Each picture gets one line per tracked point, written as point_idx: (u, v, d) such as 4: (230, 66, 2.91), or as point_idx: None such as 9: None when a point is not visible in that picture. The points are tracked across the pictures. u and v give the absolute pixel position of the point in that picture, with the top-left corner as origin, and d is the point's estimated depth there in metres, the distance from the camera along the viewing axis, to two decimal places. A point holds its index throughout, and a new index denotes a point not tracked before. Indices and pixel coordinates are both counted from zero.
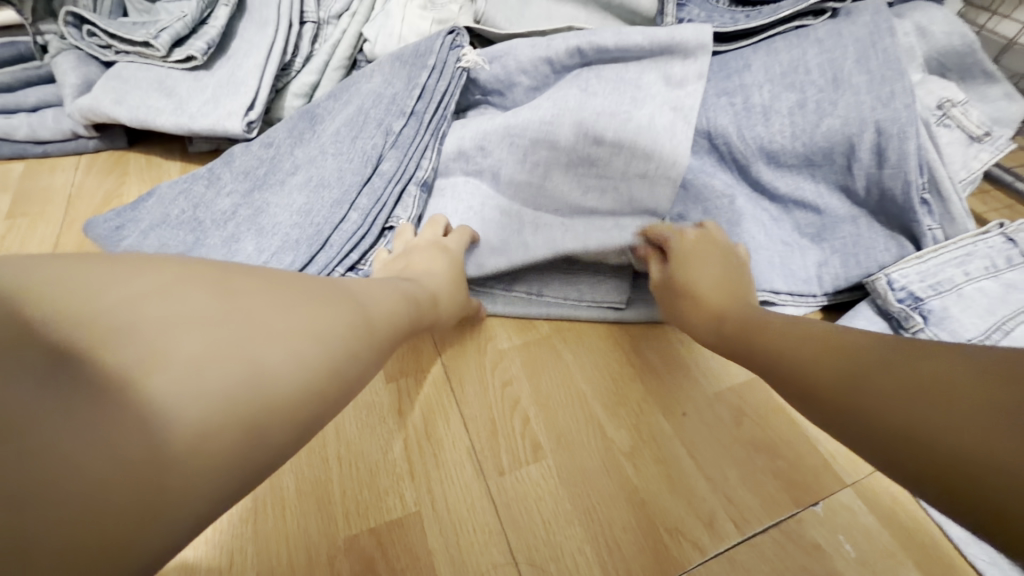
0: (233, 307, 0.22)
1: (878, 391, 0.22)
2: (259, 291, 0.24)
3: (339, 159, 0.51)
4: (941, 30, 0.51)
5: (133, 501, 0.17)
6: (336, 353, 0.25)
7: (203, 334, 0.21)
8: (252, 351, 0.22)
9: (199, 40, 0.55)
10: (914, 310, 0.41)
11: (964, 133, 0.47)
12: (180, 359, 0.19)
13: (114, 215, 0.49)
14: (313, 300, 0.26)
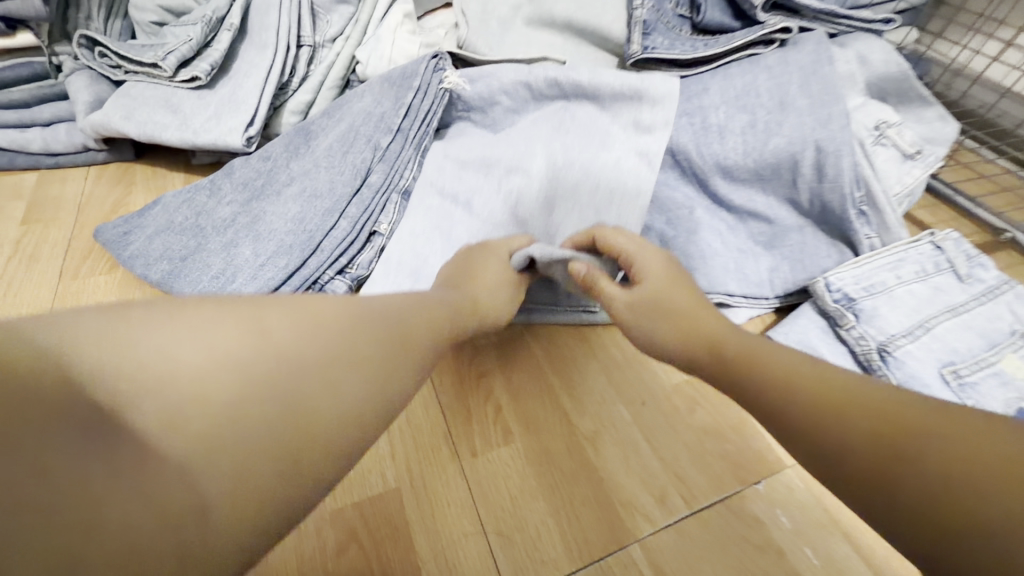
0: (258, 349, 0.25)
1: (920, 470, 0.23)
2: (292, 322, 0.27)
3: (331, 172, 0.55)
4: (880, 57, 0.56)
5: (171, 545, 0.20)
6: (356, 382, 0.28)
7: (230, 381, 0.24)
8: (274, 394, 0.24)
9: (203, 62, 0.59)
10: (847, 310, 0.45)
11: (897, 151, 0.52)
12: (209, 411, 0.23)
13: (121, 222, 0.53)
14: (343, 328, 0.29)
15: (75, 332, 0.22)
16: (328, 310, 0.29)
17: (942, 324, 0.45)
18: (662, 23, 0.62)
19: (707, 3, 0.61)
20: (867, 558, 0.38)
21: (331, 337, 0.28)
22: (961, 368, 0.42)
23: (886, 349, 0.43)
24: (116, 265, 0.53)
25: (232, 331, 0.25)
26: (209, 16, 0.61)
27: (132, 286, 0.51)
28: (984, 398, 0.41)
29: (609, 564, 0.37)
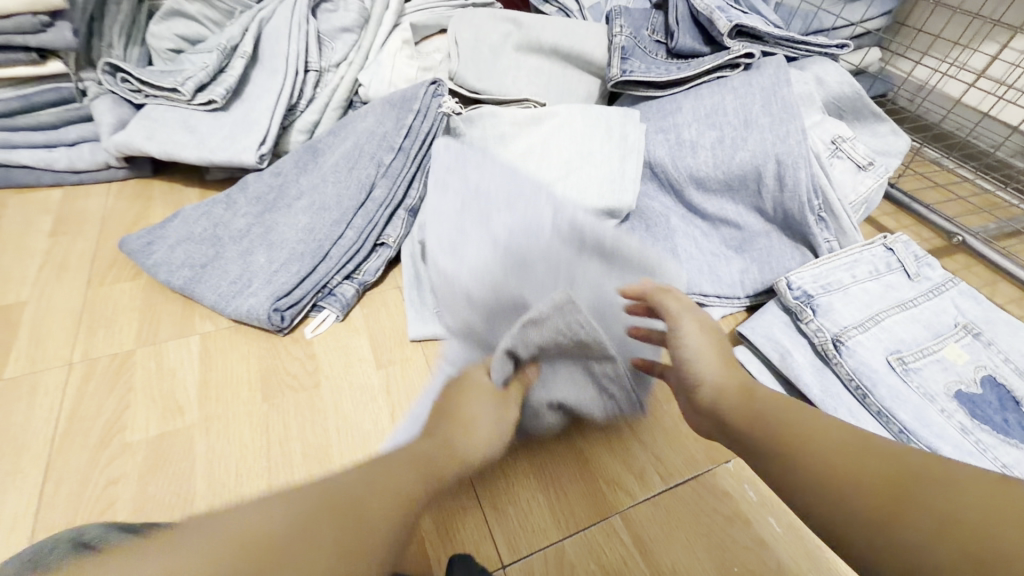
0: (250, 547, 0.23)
1: (932, 517, 0.26)
2: (278, 511, 0.25)
3: (338, 186, 0.60)
4: (834, 80, 0.62)
5: None
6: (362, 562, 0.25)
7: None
8: None
9: (219, 87, 0.65)
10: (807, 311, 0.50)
11: (852, 163, 0.58)
12: None
13: (145, 233, 0.57)
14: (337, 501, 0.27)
15: None
16: (323, 485, 0.28)
17: (891, 317, 0.50)
18: (639, 49, 0.68)
19: (679, 31, 0.67)
20: None
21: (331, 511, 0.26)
22: (907, 355, 0.47)
23: (841, 343, 0.48)
24: (140, 273, 0.57)
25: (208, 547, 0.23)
26: (223, 45, 0.66)
27: (155, 292, 0.55)
28: (927, 381, 0.46)
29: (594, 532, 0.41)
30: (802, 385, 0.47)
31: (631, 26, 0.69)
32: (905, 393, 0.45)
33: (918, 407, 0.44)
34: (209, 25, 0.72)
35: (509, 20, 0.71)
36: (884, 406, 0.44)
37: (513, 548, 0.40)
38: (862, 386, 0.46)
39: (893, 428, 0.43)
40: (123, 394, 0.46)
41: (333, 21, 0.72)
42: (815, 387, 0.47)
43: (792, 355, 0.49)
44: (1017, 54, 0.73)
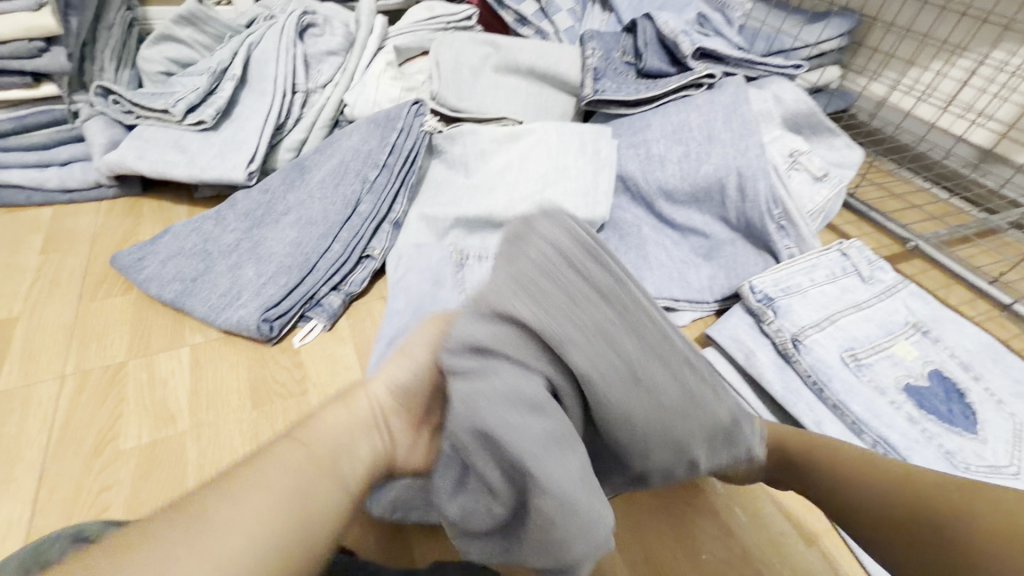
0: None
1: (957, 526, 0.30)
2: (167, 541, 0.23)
3: (324, 202, 0.63)
4: (791, 97, 0.67)
5: None
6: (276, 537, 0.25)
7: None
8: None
9: (209, 108, 0.67)
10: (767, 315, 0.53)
11: (808, 174, 0.62)
12: None
13: (136, 249, 0.59)
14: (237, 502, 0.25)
15: None
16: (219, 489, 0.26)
17: (846, 317, 0.53)
18: (610, 70, 0.72)
19: (648, 52, 0.71)
20: (789, 514, 0.44)
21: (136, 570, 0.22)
22: (860, 353, 0.51)
23: (797, 342, 0.51)
24: (130, 288, 0.59)
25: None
26: (213, 68, 0.69)
27: (145, 306, 0.57)
28: (878, 375, 0.49)
29: None
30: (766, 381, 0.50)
31: (603, 48, 0.73)
32: (857, 386, 0.48)
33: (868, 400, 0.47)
34: (199, 50, 0.75)
35: (488, 43, 0.75)
36: (837, 399, 0.48)
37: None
38: (819, 381, 0.49)
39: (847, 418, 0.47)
40: (116, 404, 0.48)
41: (320, 44, 0.75)
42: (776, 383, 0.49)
43: (755, 355, 0.52)
44: (964, 73, 0.78)
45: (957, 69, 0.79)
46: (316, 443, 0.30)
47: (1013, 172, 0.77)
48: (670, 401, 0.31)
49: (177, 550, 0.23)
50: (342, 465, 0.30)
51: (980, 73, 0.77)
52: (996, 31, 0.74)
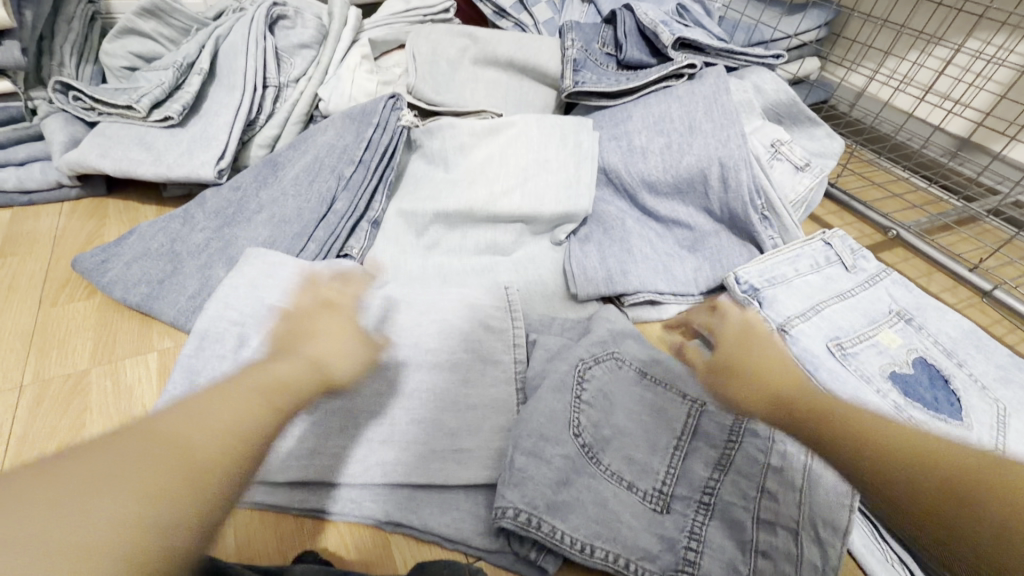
0: (162, 433, 0.29)
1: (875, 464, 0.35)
2: (190, 415, 0.31)
3: (298, 200, 0.61)
4: (772, 87, 0.66)
5: (193, 502, 0.27)
6: (254, 418, 0.33)
7: (159, 450, 0.28)
8: (195, 439, 0.29)
9: (175, 103, 0.64)
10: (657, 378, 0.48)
11: (790, 164, 0.62)
12: (164, 446, 0.28)
13: (99, 251, 0.56)
14: (230, 406, 0.33)
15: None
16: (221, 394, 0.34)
17: (831, 307, 0.53)
18: (591, 62, 0.71)
19: (628, 43, 0.70)
20: None
21: (96, 471, 0.26)
22: (845, 341, 0.50)
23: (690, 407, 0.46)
24: (94, 292, 0.56)
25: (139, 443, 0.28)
26: (179, 62, 0.66)
27: (109, 311, 0.54)
28: (863, 364, 0.49)
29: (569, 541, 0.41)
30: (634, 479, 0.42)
31: (583, 40, 0.72)
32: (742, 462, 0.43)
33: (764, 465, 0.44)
34: (165, 43, 0.72)
35: (465, 34, 0.73)
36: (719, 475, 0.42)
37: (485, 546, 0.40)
38: (675, 469, 0.42)
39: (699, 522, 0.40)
40: (78, 415, 0.45)
41: (292, 37, 0.73)
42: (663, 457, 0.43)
43: (668, 411, 0.46)
44: (940, 62, 0.79)
45: (935, 58, 0.80)
46: (252, 386, 0.35)
47: (989, 161, 0.76)
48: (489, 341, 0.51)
49: (174, 429, 0.30)
50: (290, 374, 0.38)
51: (956, 62, 0.77)
52: (971, 20, 0.75)
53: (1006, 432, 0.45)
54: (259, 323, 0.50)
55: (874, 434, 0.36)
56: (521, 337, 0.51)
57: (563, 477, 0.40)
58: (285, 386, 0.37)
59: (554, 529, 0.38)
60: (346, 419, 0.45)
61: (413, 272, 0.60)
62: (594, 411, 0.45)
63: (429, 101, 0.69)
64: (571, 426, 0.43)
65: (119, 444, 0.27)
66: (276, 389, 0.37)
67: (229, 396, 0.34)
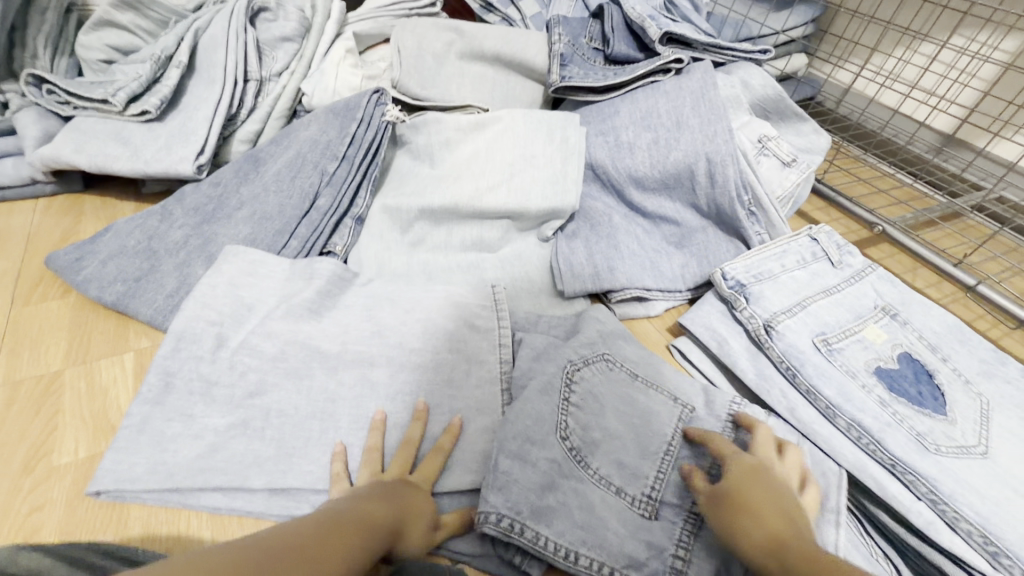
0: (286, 551, 0.27)
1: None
2: (307, 533, 0.29)
3: (280, 196, 0.59)
4: (759, 82, 0.66)
5: None
6: (352, 542, 0.31)
7: (286, 571, 0.26)
8: (311, 561, 0.27)
9: (153, 97, 0.63)
10: (647, 380, 0.48)
11: (777, 160, 0.62)
12: (288, 568, 0.26)
13: (74, 249, 0.55)
14: (332, 528, 0.31)
15: None
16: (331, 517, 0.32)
17: (817, 302, 0.53)
18: (578, 56, 0.70)
19: (615, 38, 0.70)
20: None
21: None
22: (831, 337, 0.50)
23: (679, 411, 0.46)
24: (69, 291, 0.55)
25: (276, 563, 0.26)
26: (157, 55, 0.65)
27: (85, 310, 0.53)
28: (849, 359, 0.49)
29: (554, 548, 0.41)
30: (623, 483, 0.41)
31: (570, 34, 0.72)
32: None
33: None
34: (143, 35, 0.71)
35: (452, 28, 0.72)
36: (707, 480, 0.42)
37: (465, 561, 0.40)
38: (666, 474, 0.42)
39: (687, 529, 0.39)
40: (51, 417, 0.44)
41: (274, 30, 0.71)
42: (653, 460, 0.42)
43: (658, 414, 0.45)
44: (926, 59, 0.79)
45: (920, 54, 0.80)
46: (347, 514, 0.33)
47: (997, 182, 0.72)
48: (474, 339, 0.50)
49: (293, 548, 0.28)
50: (370, 504, 0.36)
51: (942, 59, 0.78)
52: (956, 16, 0.75)
53: (989, 426, 0.45)
54: (240, 322, 0.49)
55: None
56: (507, 335, 0.51)
57: (547, 479, 0.40)
58: (354, 537, 0.32)
59: (536, 538, 0.38)
60: (328, 420, 0.44)
61: (398, 271, 0.59)
62: (583, 413, 0.44)
63: (414, 97, 0.68)
64: (558, 429, 0.43)
65: (255, 561, 0.25)
66: (341, 535, 0.31)
67: (303, 548, 0.28)
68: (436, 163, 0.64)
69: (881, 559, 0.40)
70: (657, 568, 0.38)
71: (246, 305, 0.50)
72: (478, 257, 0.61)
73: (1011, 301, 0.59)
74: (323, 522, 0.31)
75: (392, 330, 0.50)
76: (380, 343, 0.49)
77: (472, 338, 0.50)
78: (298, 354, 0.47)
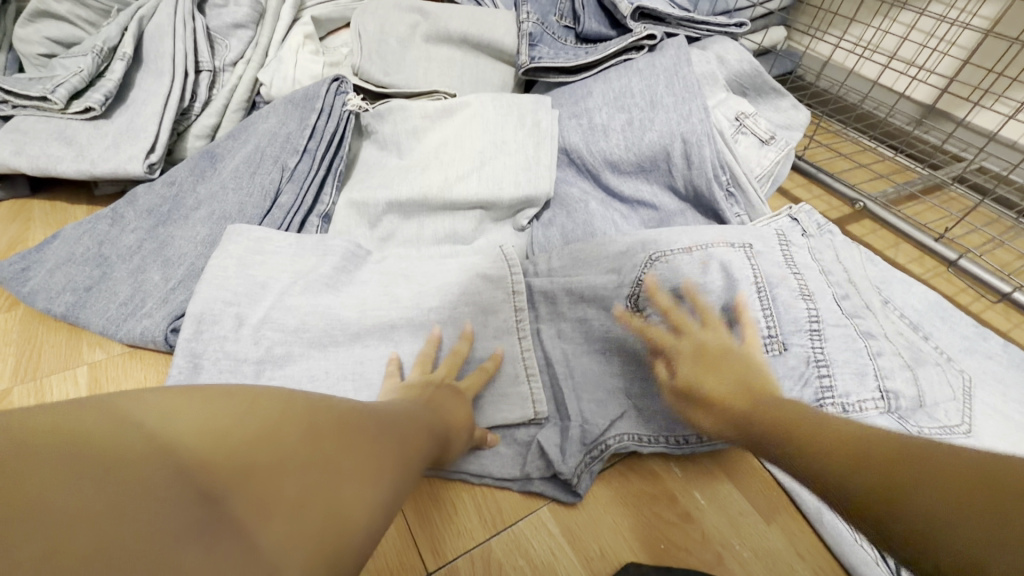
0: (364, 415, 0.27)
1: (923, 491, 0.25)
2: (383, 415, 0.29)
3: (238, 194, 0.57)
4: (734, 58, 0.64)
5: (364, 494, 0.23)
6: (418, 434, 0.31)
7: (361, 430, 0.26)
8: (381, 429, 0.27)
9: (97, 92, 0.59)
10: (701, 245, 0.49)
11: (755, 138, 0.60)
12: (362, 426, 0.26)
13: (19, 258, 0.51)
14: (404, 420, 0.31)
15: (249, 409, 0.22)
16: (403, 413, 0.33)
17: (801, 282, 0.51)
18: (547, 35, 0.68)
19: (586, 15, 0.68)
20: (753, 500, 0.43)
21: (314, 425, 0.23)
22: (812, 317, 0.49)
23: (745, 253, 0.48)
24: (16, 303, 0.52)
25: (352, 417, 0.26)
26: (99, 46, 0.60)
27: (36, 324, 0.50)
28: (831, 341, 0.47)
29: (550, 549, 0.40)
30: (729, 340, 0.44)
31: (539, 12, 0.69)
32: (816, 285, 0.47)
33: (834, 297, 0.47)
34: (84, 26, 0.66)
35: (415, 9, 0.69)
36: (807, 302, 0.45)
37: (512, 515, 0.42)
38: (771, 311, 0.45)
39: (816, 347, 0.43)
40: None
41: (225, 16, 0.67)
42: (754, 305, 0.45)
43: (732, 265, 0.47)
44: (905, 27, 0.78)
45: (900, 24, 0.78)
46: (414, 414, 0.34)
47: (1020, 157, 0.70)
48: (444, 342, 0.47)
49: (370, 416, 0.28)
50: (434, 414, 0.37)
51: (920, 27, 0.76)
52: None
53: (971, 404, 0.45)
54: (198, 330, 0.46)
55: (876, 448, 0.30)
56: (477, 330, 0.48)
57: (613, 402, 0.45)
58: (422, 432, 0.32)
59: (605, 442, 0.43)
60: None
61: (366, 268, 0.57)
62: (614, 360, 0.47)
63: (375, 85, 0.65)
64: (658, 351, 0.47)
65: (334, 411, 0.25)
66: (409, 431, 0.30)
67: (402, 433, 0.29)
68: (404, 154, 0.61)
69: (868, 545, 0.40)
70: (811, 394, 0.42)
71: (231, 289, 0.47)
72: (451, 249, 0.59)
73: (991, 274, 0.58)
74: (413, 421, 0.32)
75: (359, 331, 0.47)
76: (349, 347, 0.46)
77: (443, 339, 0.47)
78: (256, 358, 0.44)
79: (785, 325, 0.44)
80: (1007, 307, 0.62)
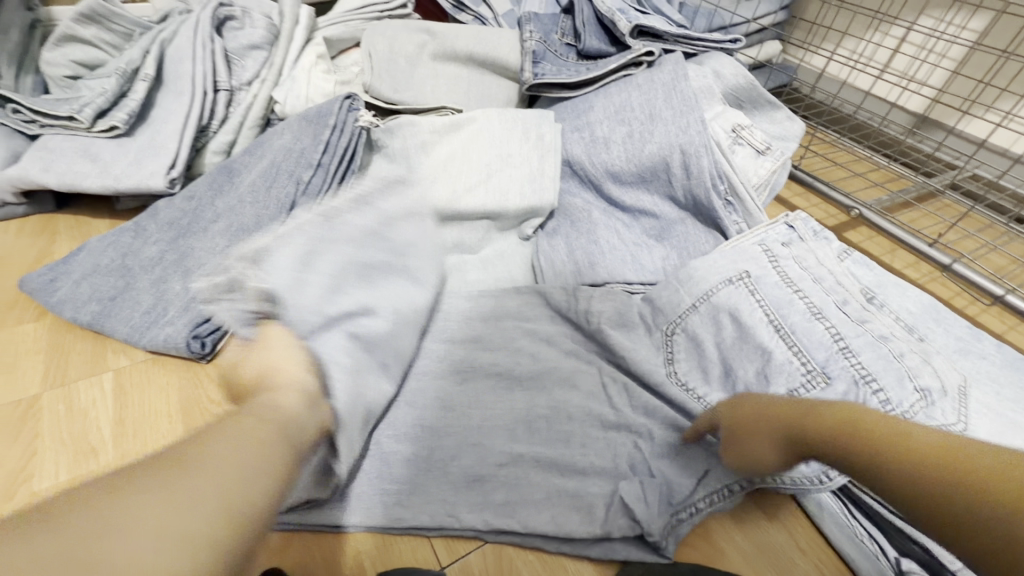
0: (171, 488, 0.26)
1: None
2: (215, 467, 0.28)
3: (255, 207, 0.59)
4: (730, 72, 0.67)
5: None
6: (257, 472, 0.29)
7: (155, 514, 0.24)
8: (192, 496, 0.26)
9: (120, 112, 0.62)
10: (703, 298, 0.51)
11: (752, 148, 0.62)
12: (157, 507, 0.25)
13: (46, 270, 0.54)
14: (242, 458, 0.29)
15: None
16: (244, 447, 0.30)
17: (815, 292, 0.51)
18: (549, 53, 0.71)
19: (586, 33, 0.71)
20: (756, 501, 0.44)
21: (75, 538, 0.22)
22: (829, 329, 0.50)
23: (746, 287, 0.50)
24: (44, 313, 0.54)
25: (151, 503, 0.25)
26: (123, 69, 0.64)
27: (63, 332, 0.52)
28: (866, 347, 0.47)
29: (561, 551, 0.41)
30: (769, 386, 0.45)
31: (541, 31, 0.72)
32: (820, 300, 0.48)
33: (835, 306, 0.48)
34: (108, 49, 0.70)
35: (423, 30, 0.72)
36: (822, 322, 0.47)
37: None
38: (798, 344, 0.46)
39: (856, 363, 0.44)
40: (29, 442, 0.43)
41: (240, 38, 0.71)
42: (779, 344, 0.46)
43: (739, 308, 0.49)
44: (896, 41, 0.80)
45: (891, 37, 0.81)
46: (258, 435, 0.32)
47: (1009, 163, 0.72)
48: None
49: (177, 484, 0.26)
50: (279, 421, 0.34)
51: (911, 41, 0.79)
52: None
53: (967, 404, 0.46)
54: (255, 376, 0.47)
55: (914, 448, 0.31)
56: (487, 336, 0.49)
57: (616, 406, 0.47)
58: (256, 462, 0.30)
59: (695, 504, 0.42)
60: None
61: None
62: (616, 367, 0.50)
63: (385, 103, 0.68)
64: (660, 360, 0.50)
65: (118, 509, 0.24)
66: (240, 474, 0.28)
67: (208, 486, 0.27)
68: (413, 168, 0.64)
69: (867, 540, 0.41)
70: None
71: None
72: (459, 259, 0.61)
73: (986, 279, 0.60)
74: (232, 465, 0.29)
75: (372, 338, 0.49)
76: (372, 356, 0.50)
77: None
78: None
79: (815, 353, 0.45)
80: (1002, 310, 0.64)
